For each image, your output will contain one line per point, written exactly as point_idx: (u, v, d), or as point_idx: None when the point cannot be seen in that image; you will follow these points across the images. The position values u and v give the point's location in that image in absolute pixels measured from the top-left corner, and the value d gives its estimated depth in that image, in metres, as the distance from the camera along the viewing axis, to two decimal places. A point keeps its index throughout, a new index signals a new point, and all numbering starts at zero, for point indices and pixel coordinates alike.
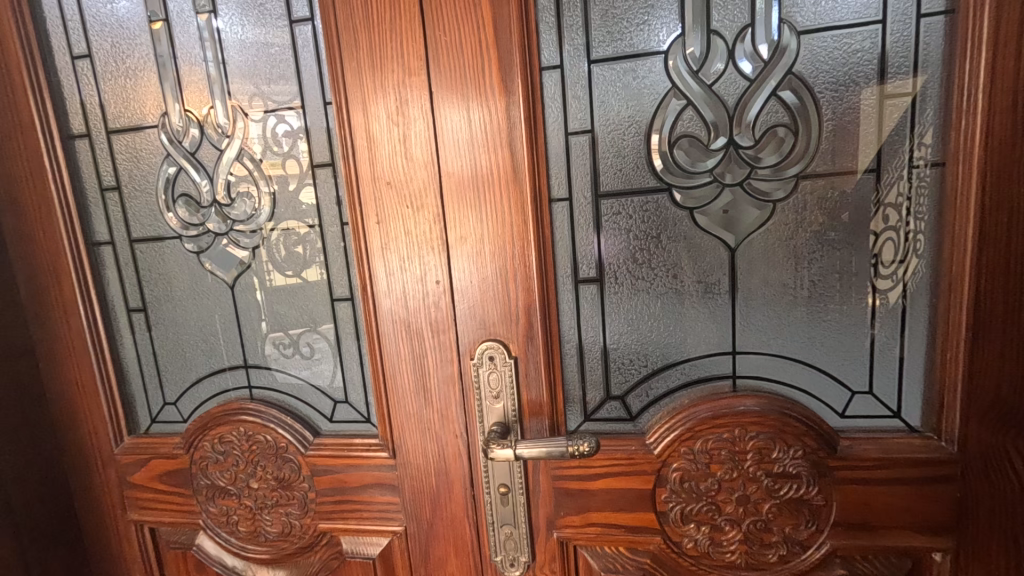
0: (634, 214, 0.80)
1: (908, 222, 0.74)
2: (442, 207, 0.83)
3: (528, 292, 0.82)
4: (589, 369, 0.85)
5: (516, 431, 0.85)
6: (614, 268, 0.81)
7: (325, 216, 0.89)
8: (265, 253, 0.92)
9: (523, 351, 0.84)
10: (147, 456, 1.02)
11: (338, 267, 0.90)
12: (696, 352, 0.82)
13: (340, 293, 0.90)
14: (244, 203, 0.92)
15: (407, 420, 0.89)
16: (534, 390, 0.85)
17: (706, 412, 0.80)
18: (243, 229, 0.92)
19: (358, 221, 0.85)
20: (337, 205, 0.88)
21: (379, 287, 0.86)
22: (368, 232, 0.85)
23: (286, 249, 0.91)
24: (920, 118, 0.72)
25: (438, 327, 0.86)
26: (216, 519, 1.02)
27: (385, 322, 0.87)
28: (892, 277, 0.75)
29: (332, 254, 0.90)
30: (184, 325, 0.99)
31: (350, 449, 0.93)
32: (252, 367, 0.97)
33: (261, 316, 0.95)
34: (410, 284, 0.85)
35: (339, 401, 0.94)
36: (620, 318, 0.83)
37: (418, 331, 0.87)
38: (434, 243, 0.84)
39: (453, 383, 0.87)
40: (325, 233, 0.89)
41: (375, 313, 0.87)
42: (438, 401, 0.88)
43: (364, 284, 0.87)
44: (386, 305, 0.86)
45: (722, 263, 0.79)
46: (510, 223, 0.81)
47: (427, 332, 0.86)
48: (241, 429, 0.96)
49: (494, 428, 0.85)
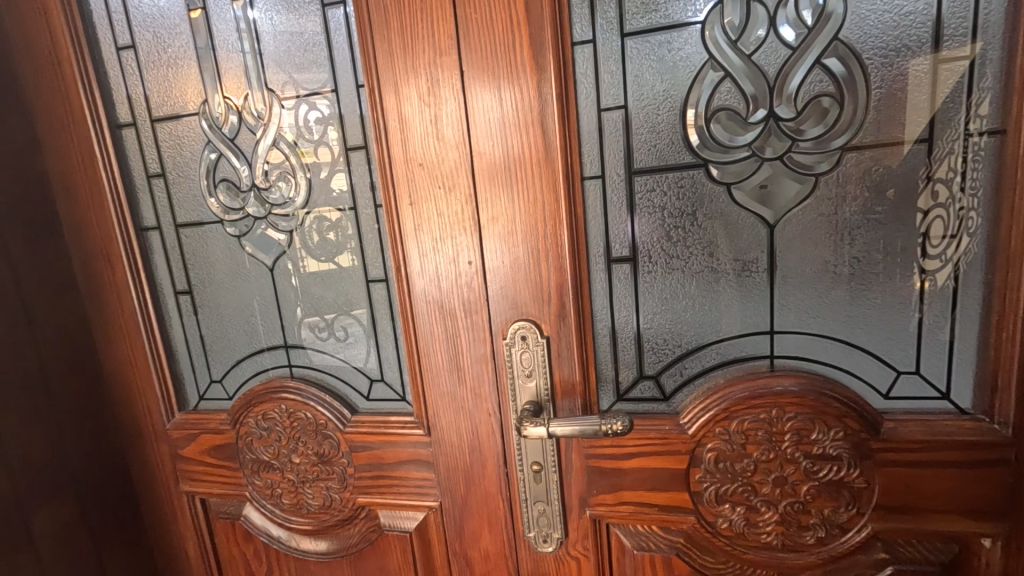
0: (669, 191, 0.78)
1: (959, 198, 0.70)
2: (474, 187, 0.83)
3: (559, 272, 0.82)
4: (621, 349, 0.84)
5: (549, 410, 0.86)
6: (649, 246, 0.80)
7: (359, 199, 0.90)
8: (302, 237, 0.95)
9: (554, 331, 0.84)
10: (196, 431, 1.08)
11: (372, 249, 0.91)
12: (732, 331, 0.80)
13: (374, 275, 0.92)
14: (282, 187, 0.94)
15: (441, 398, 0.91)
16: (567, 370, 0.85)
17: (742, 392, 0.79)
18: (281, 213, 0.95)
19: (392, 204, 0.86)
20: (370, 188, 0.89)
21: (413, 269, 0.87)
22: (402, 214, 0.86)
23: (322, 232, 0.93)
24: (973, 89, 0.68)
25: (471, 308, 0.87)
26: (261, 491, 1.07)
27: (418, 302, 0.88)
28: (941, 256, 0.72)
29: (366, 236, 0.91)
30: (227, 307, 1.03)
31: (387, 426, 0.96)
32: (292, 347, 1.00)
33: (300, 297, 0.98)
34: (443, 265, 0.86)
35: (375, 380, 0.97)
36: (654, 297, 0.82)
37: (451, 311, 0.88)
38: (467, 223, 0.84)
39: (487, 363, 0.88)
40: (359, 216, 0.91)
41: (410, 293, 0.89)
42: (471, 380, 0.89)
43: (398, 265, 0.88)
44: (420, 285, 0.88)
45: (760, 241, 0.77)
46: (542, 203, 0.81)
47: (459, 312, 0.87)
48: (283, 406, 1.00)
49: (527, 407, 0.86)
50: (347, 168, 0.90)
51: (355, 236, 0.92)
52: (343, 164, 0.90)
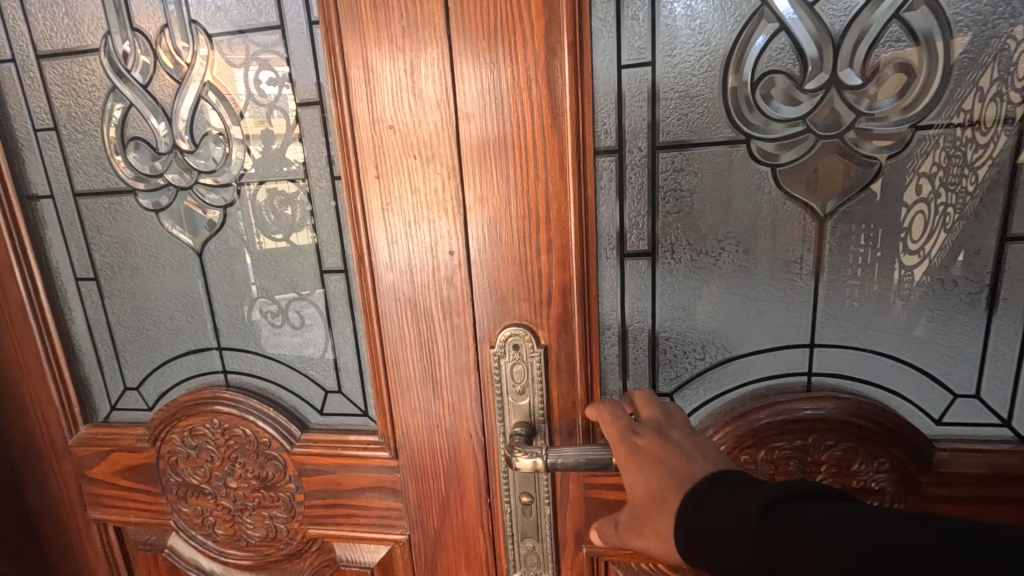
0: (701, 172, 0.64)
1: (944, 193, 0.60)
2: (460, 158, 0.66)
3: (562, 267, 0.67)
4: (633, 361, 0.70)
5: (543, 433, 0.72)
6: (672, 239, 0.66)
7: (311, 168, 0.72)
8: (237, 213, 0.75)
9: (554, 339, 0.70)
10: (107, 448, 0.88)
11: (329, 232, 0.73)
12: (766, 343, 0.67)
13: (330, 264, 0.74)
14: (212, 150, 0.74)
15: (413, 415, 0.75)
16: (566, 385, 0.71)
17: (768, 418, 0.67)
18: (211, 183, 0.75)
19: (353, 175, 0.68)
20: (325, 154, 0.71)
21: (379, 258, 0.70)
22: (365, 189, 0.68)
23: (264, 209, 0.75)
24: (981, 78, 0.57)
25: (451, 308, 0.71)
26: (190, 520, 0.88)
27: (386, 300, 0.72)
28: (920, 252, 0.62)
29: (321, 216, 0.73)
30: (142, 298, 0.82)
31: (344, 447, 0.78)
32: (227, 349, 0.80)
33: (235, 289, 0.79)
34: (418, 254, 0.70)
35: (331, 391, 0.79)
36: (675, 300, 0.68)
37: (428, 311, 0.71)
38: (449, 204, 0.67)
39: (469, 374, 0.72)
40: (311, 189, 0.72)
41: (375, 288, 0.71)
42: (449, 395, 0.74)
43: (360, 253, 0.71)
44: (387, 278, 0.71)
45: (807, 236, 0.64)
46: (544, 181, 0.65)
47: (437, 312, 0.71)
48: (215, 421, 0.81)
49: (517, 429, 0.71)
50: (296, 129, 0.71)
51: (307, 216, 0.73)
52: (290, 123, 0.71)
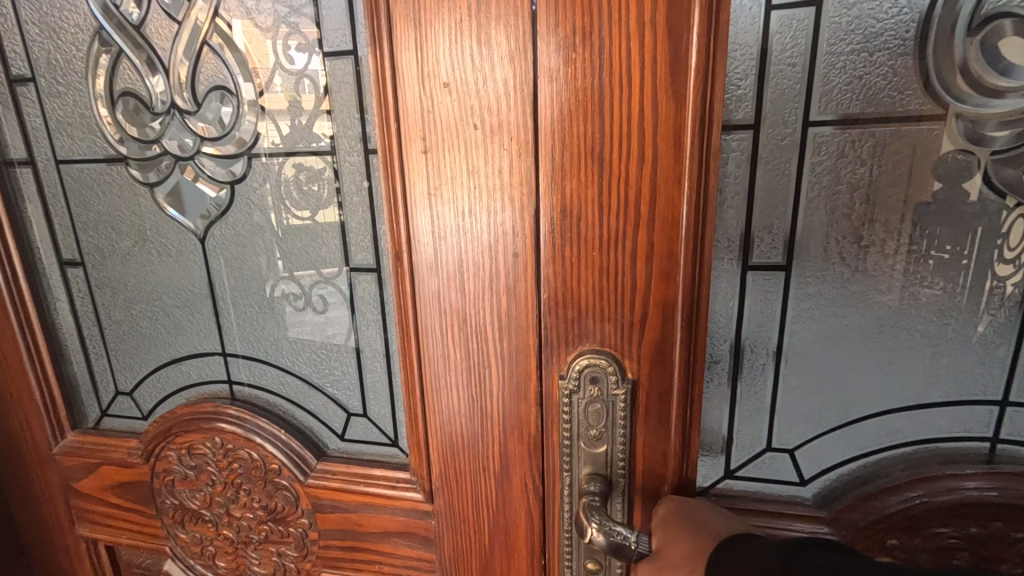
0: (870, 159, 0.47)
1: None
2: (537, 128, 0.49)
3: (665, 280, 0.51)
4: (745, 403, 0.55)
5: (621, 490, 0.56)
6: (818, 246, 0.50)
7: (339, 139, 0.56)
8: (247, 192, 0.61)
9: (646, 373, 0.53)
10: (95, 460, 0.75)
11: (360, 221, 0.58)
12: (934, 395, 0.50)
13: (359, 260, 0.59)
14: (217, 111, 0.59)
15: (456, 456, 0.59)
16: (657, 431, 0.54)
17: (917, 495, 0.52)
18: (216, 153, 0.60)
19: (394, 148, 0.53)
20: (357, 121, 0.55)
21: (423, 255, 0.55)
22: (408, 168, 0.53)
23: (278, 186, 0.59)
24: None
25: (511, 325, 0.55)
26: (186, 549, 0.75)
27: (428, 311, 0.56)
28: (1018, 261, 0.46)
29: (351, 199, 0.57)
30: (135, 290, 0.69)
31: (368, 482, 0.64)
32: (233, 356, 0.66)
33: (242, 284, 0.64)
34: (472, 254, 0.54)
35: (354, 414, 0.64)
36: (811, 329, 0.52)
37: (483, 328, 0.55)
38: (517, 189, 0.51)
39: (530, 411, 0.56)
40: (339, 165, 0.57)
41: (417, 294, 0.56)
42: (502, 434, 0.58)
43: (399, 248, 0.55)
44: (432, 283, 0.55)
45: (1002, 253, 0.46)
46: (649, 165, 0.48)
47: (493, 330, 0.55)
48: (216, 439, 0.68)
49: (590, 487, 0.55)
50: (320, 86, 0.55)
51: (333, 197, 0.58)
52: (312, 79, 0.55)
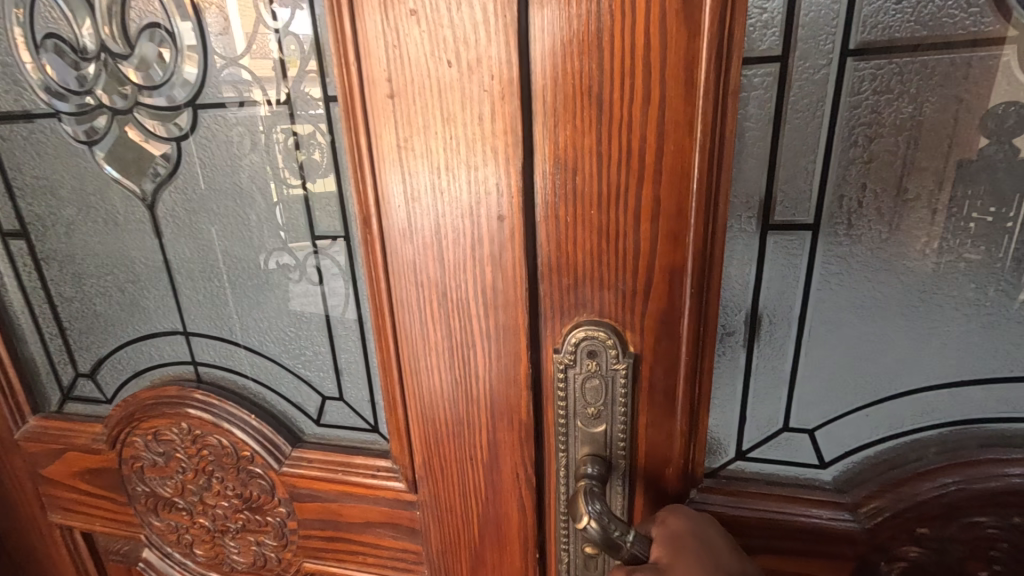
0: (919, 94, 0.40)
1: None
2: (523, 65, 0.42)
3: (673, 240, 0.44)
4: (761, 379, 0.49)
5: (622, 473, 0.50)
6: (853, 201, 0.43)
7: (293, 86, 0.48)
8: (195, 151, 0.53)
9: (650, 345, 0.47)
10: (59, 447, 0.70)
11: (322, 183, 0.50)
12: (977, 372, 0.45)
13: (324, 228, 0.52)
14: (153, 55, 0.51)
15: (440, 443, 0.54)
16: (662, 409, 0.49)
17: (954, 480, 0.46)
18: (155, 104, 0.52)
19: (357, 95, 0.45)
20: (314, 64, 0.47)
21: (395, 221, 0.48)
22: (375, 118, 0.45)
23: (230, 142, 0.52)
24: None
25: (497, 300, 0.48)
26: (162, 536, 0.71)
27: (403, 283, 0.50)
28: None
29: (311, 158, 0.50)
30: (84, 264, 0.62)
31: (347, 469, 0.59)
32: (195, 335, 0.61)
33: (199, 256, 0.57)
34: (450, 218, 0.47)
35: (330, 398, 0.58)
36: (841, 297, 0.45)
37: (466, 302, 0.49)
38: (500, 141, 0.44)
39: (520, 395, 0.50)
40: (295, 117, 0.49)
41: (392, 265, 0.49)
42: (489, 418, 0.52)
43: (366, 213, 0.48)
44: (406, 252, 0.48)
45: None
46: (656, 105, 0.41)
47: (476, 304, 0.49)
48: (183, 424, 0.63)
49: (588, 469, 0.49)
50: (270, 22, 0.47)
51: (290, 155, 0.50)
52: (261, 14, 0.47)
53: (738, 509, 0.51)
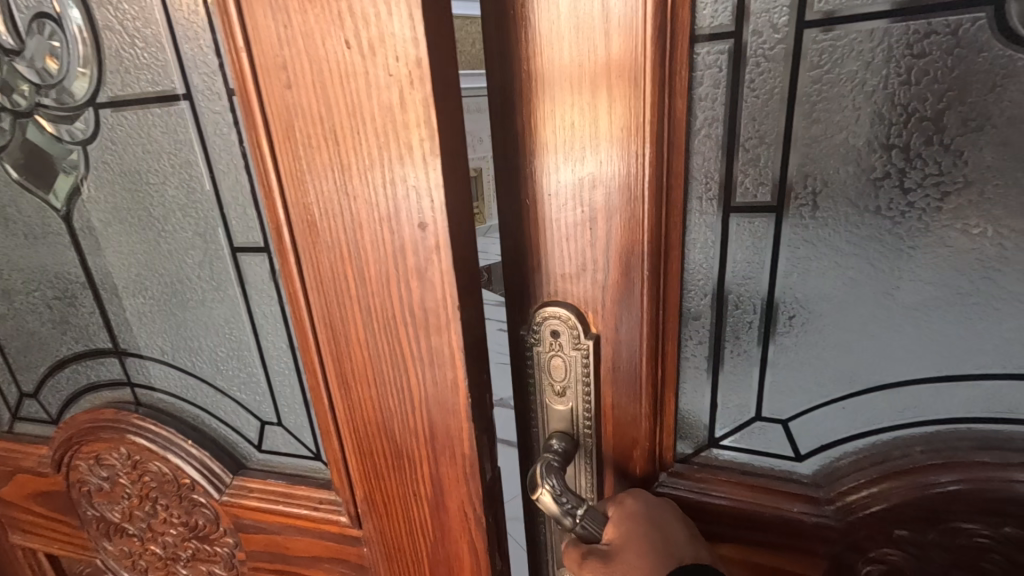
0: (882, 65, 0.38)
1: None
2: (436, 43, 0.34)
3: (627, 225, 0.44)
4: (729, 365, 0.48)
5: (588, 451, 0.51)
6: (818, 181, 0.42)
7: (198, 82, 0.44)
8: (105, 155, 0.50)
9: (611, 329, 0.47)
10: (9, 469, 0.68)
11: (236, 190, 0.47)
12: (956, 366, 0.43)
13: (245, 240, 0.48)
14: (50, 53, 0.47)
15: (382, 476, 0.48)
16: (626, 392, 0.49)
17: (948, 480, 0.44)
18: (59, 106, 0.49)
19: (255, 87, 0.39)
20: (215, 54, 0.42)
21: (315, 228, 0.41)
22: (273, 113, 0.39)
23: (135, 144, 0.48)
24: None
25: (426, 321, 0.41)
26: (118, 562, 0.68)
27: (324, 300, 0.44)
28: None
29: (223, 163, 0.46)
30: (20, 277, 0.59)
31: (287, 502, 0.55)
32: (128, 355, 0.58)
33: (122, 271, 0.54)
34: (369, 224, 0.40)
35: (268, 422, 0.55)
36: (805, 281, 0.44)
37: (394, 321, 0.42)
38: (415, 136, 0.36)
39: (460, 430, 0.43)
40: (202, 115, 0.45)
41: (313, 278, 0.43)
42: (429, 454, 0.45)
43: (278, 222, 0.43)
44: (326, 263, 0.42)
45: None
46: (602, 90, 0.41)
47: (405, 325, 0.42)
48: (122, 450, 0.60)
49: (554, 444, 0.51)
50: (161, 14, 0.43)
51: (202, 159, 0.46)
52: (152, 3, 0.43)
53: (703, 493, 0.51)
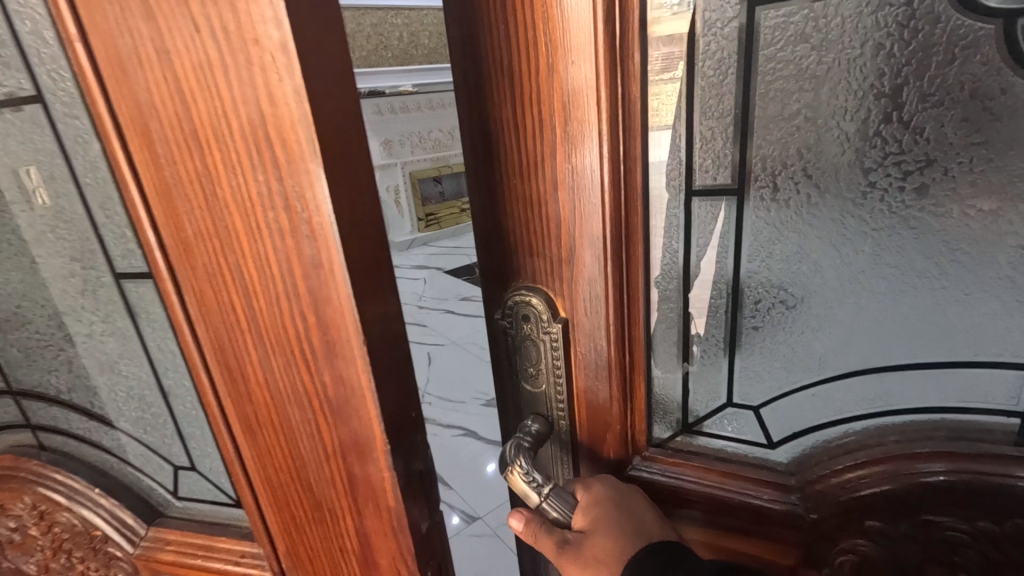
0: (841, 40, 0.36)
1: None
2: (304, 26, 0.28)
3: (587, 213, 0.42)
4: (700, 351, 0.48)
5: (563, 435, 0.51)
6: (779, 161, 0.40)
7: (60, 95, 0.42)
8: None
9: (580, 315, 0.46)
10: None
11: (113, 215, 0.45)
12: (923, 351, 0.42)
13: (128, 270, 0.47)
14: None
15: (302, 511, 0.45)
16: (596, 383, 0.48)
17: (937, 469, 0.42)
18: None
19: (103, 85, 0.33)
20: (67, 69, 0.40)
21: (189, 244, 0.36)
22: (131, 120, 0.34)
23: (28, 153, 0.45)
24: None
25: (328, 356, 0.35)
26: None
27: (218, 330, 0.39)
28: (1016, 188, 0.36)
29: (94, 184, 0.44)
30: None
31: (200, 554, 0.55)
32: (25, 398, 0.57)
33: (4, 299, 0.54)
34: (251, 247, 0.34)
35: (182, 467, 0.55)
36: (770, 266, 0.43)
37: (293, 352, 0.37)
38: (285, 139, 0.30)
39: (381, 473, 0.38)
40: (66, 135, 0.43)
41: (204, 305, 0.38)
42: (348, 496, 0.41)
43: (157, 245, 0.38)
44: (212, 287, 0.37)
45: (986, 174, 0.36)
46: (556, 75, 0.40)
47: (306, 359, 0.37)
48: (28, 500, 0.59)
49: (530, 425, 0.50)
50: (5, 31, 0.41)
51: (69, 179, 0.45)
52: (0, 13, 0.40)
53: (676, 479, 0.50)
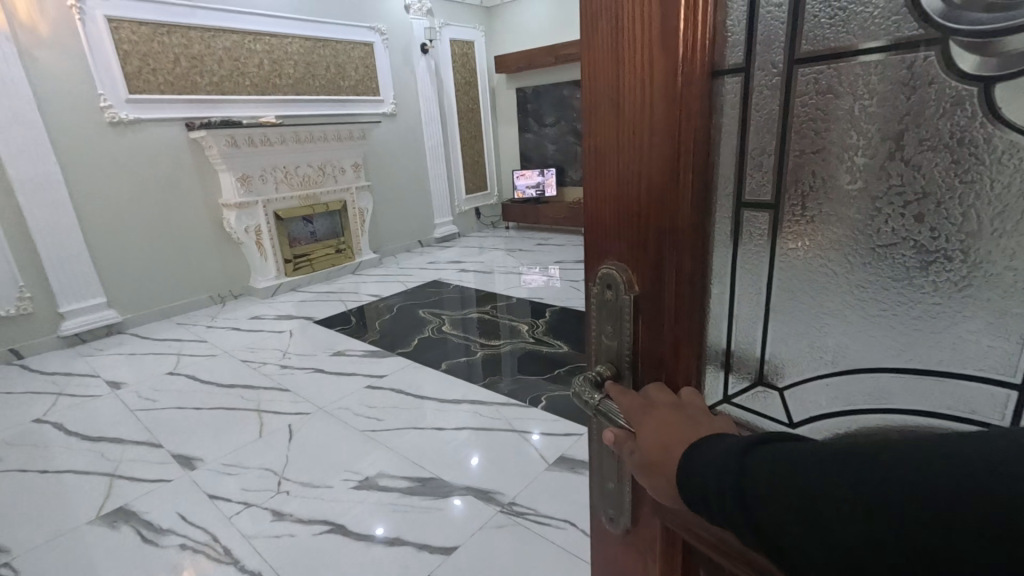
0: (863, 91, 0.48)
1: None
2: None
3: (652, 215, 0.52)
4: (742, 329, 0.62)
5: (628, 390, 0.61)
6: (808, 181, 0.53)
7: None
8: None
9: (647, 294, 0.55)
10: None
11: None
12: (917, 357, 0.51)
13: None
14: None
15: None
16: (657, 355, 0.56)
17: None
18: None
19: None
20: None
21: None
22: None
23: None
24: None
25: None
26: None
27: None
28: (993, 225, 0.44)
29: None
30: None
31: None
32: None
33: None
34: None
35: None
36: (795, 274, 0.57)
37: None
38: None
39: None
40: None
41: None
42: None
43: None
44: None
45: (972, 216, 0.45)
46: (636, 106, 0.50)
47: None
48: None
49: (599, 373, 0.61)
50: None
51: None
52: None
53: None
